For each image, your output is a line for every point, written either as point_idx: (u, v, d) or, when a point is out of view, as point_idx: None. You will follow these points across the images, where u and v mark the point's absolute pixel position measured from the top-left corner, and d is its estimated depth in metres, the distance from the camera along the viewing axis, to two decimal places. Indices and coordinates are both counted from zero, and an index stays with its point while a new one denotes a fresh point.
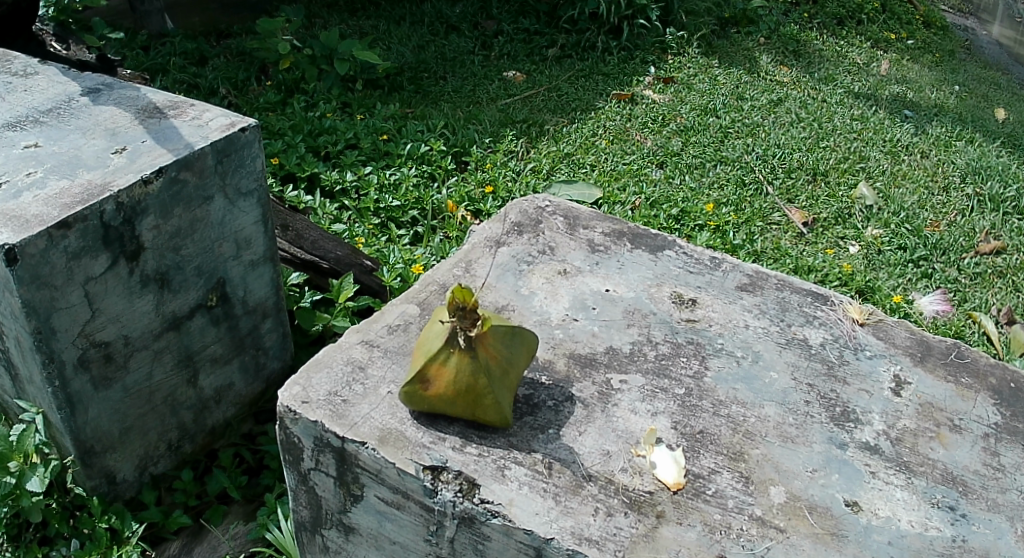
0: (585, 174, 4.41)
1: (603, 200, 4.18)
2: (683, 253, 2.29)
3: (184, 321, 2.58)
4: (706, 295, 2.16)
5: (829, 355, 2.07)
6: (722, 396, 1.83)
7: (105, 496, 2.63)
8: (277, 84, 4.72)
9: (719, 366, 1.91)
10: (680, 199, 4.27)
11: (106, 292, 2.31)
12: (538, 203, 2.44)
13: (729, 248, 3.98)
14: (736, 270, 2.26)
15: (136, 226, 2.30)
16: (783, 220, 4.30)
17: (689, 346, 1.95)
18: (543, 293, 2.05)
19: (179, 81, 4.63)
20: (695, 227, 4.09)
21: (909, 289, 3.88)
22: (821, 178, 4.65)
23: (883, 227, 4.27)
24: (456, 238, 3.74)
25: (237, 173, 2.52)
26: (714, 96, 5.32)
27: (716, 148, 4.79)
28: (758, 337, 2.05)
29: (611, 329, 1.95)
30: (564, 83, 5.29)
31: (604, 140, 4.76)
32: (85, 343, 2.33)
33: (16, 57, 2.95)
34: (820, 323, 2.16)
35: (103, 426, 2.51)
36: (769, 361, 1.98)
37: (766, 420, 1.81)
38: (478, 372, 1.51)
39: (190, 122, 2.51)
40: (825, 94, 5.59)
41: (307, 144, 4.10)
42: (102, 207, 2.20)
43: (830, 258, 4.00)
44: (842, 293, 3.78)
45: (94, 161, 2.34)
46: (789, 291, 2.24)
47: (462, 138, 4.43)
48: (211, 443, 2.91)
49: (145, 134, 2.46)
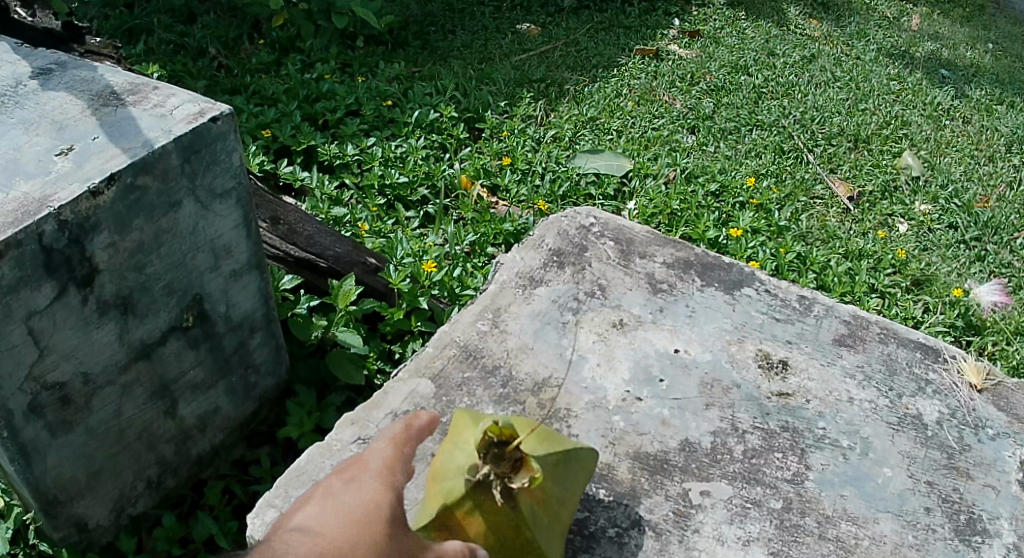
0: (611, 141, 3.88)
1: (633, 171, 3.66)
2: (765, 291, 1.89)
3: (156, 348, 2.03)
4: (798, 353, 1.75)
5: (948, 438, 1.68)
6: (829, 510, 1.44)
7: (75, 546, 2.08)
8: (271, 43, 4.25)
9: (822, 464, 1.52)
10: (718, 170, 3.74)
11: (56, 326, 1.77)
12: (581, 219, 2.04)
13: (775, 231, 3.39)
14: (830, 316, 1.87)
15: (87, 246, 1.75)
16: (827, 192, 3.78)
17: (784, 435, 1.55)
18: (595, 358, 1.65)
19: (166, 41, 4.16)
20: (736, 204, 3.54)
21: (964, 276, 3.39)
22: (863, 145, 4.13)
23: (931, 202, 3.78)
24: (471, 220, 3.22)
25: (210, 172, 1.94)
26: (744, 51, 4.79)
27: (751, 110, 4.26)
28: (865, 416, 1.65)
29: (684, 413, 1.55)
30: (582, 37, 4.81)
31: (629, 101, 4.24)
32: (36, 386, 1.78)
33: None
34: (934, 391, 1.77)
35: (67, 473, 1.95)
36: (881, 452, 1.59)
37: (882, 542, 1.43)
38: (523, 524, 1.19)
39: (152, 109, 1.91)
40: (860, 52, 5.08)
41: (303, 111, 3.62)
42: (41, 228, 1.65)
43: (882, 242, 3.47)
44: (897, 280, 3.26)
45: (35, 167, 1.76)
46: (895, 343, 1.85)
47: (475, 101, 3.94)
48: (198, 474, 2.32)
49: (97, 127, 1.86)
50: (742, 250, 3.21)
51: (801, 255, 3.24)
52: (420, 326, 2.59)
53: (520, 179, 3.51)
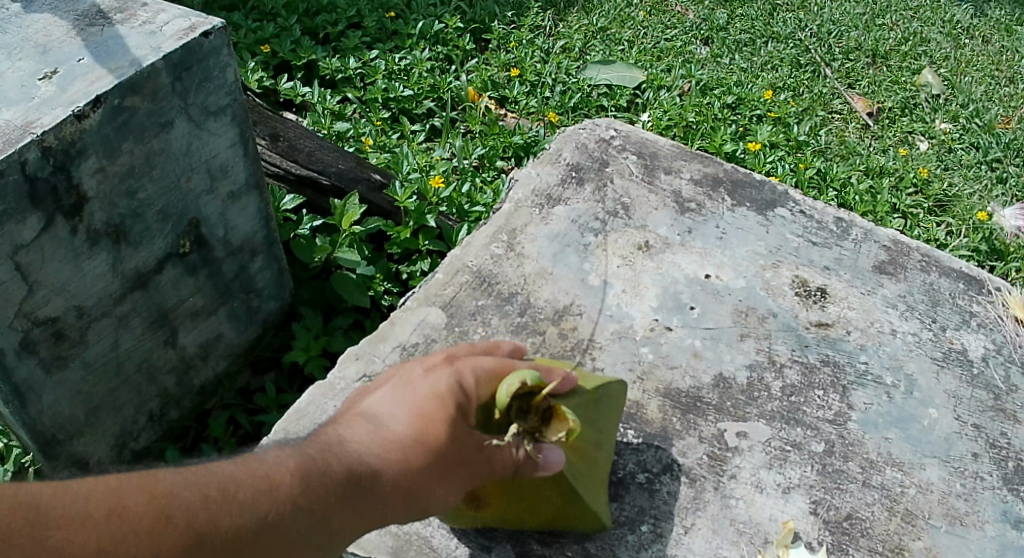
0: (623, 52, 3.61)
1: (647, 83, 3.43)
2: (800, 212, 1.74)
3: (152, 278, 1.85)
4: (838, 281, 1.62)
5: (994, 377, 1.57)
6: (873, 455, 1.33)
7: None
8: None
9: (865, 403, 1.40)
10: (734, 82, 3.48)
11: (44, 260, 1.60)
12: (602, 132, 1.87)
13: (793, 145, 3.23)
14: (869, 240, 1.73)
15: (73, 172, 1.57)
16: (846, 108, 3.52)
17: (824, 371, 1.42)
18: (620, 283, 1.51)
19: None
20: (754, 117, 3.33)
21: (985, 198, 3.12)
22: (881, 61, 3.77)
23: (951, 121, 3.45)
24: (479, 133, 3.02)
25: (203, 89, 1.76)
26: None
27: (766, 22, 3.92)
28: (910, 351, 1.53)
29: (718, 344, 1.42)
30: None
31: (641, 10, 3.92)
32: (25, 324, 1.62)
33: None
34: (978, 325, 1.66)
35: (65, 411, 1.79)
36: (926, 391, 1.46)
37: (928, 491, 1.32)
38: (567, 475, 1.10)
39: (139, 26, 1.71)
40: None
41: (303, 25, 3.37)
42: (23, 157, 1.48)
43: (904, 159, 3.24)
44: (918, 201, 3.07)
45: (16, 93, 1.58)
46: (937, 273, 1.72)
47: (482, 11, 3.67)
48: (202, 404, 2.15)
49: (82, 48, 1.67)
50: (761, 161, 3.07)
51: (821, 171, 3.06)
52: (427, 245, 2.40)
53: (529, 91, 3.30)
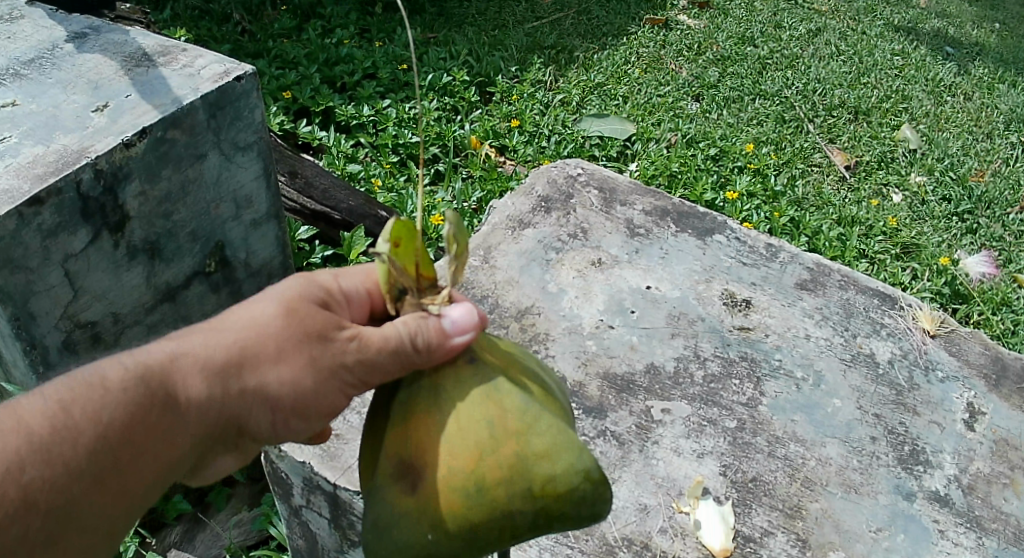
0: (617, 107, 3.87)
1: (636, 135, 3.67)
2: (735, 238, 2.05)
3: (180, 291, 2.12)
4: (762, 294, 1.93)
5: (898, 377, 1.83)
6: (779, 432, 1.61)
7: None
8: (293, 8, 4.18)
9: (775, 391, 1.70)
10: (718, 136, 3.74)
11: (89, 268, 1.86)
12: (570, 170, 2.16)
13: (769, 196, 3.39)
14: (795, 262, 2.04)
15: (119, 194, 1.86)
16: (825, 161, 3.76)
17: (742, 363, 1.74)
18: (574, 291, 1.80)
19: (190, 7, 4.11)
20: (734, 169, 3.53)
21: (953, 246, 3.33)
22: (862, 117, 4.05)
23: (926, 174, 3.70)
24: (479, 177, 3.31)
25: (234, 127, 2.06)
26: (750, 24, 4.74)
27: (755, 80, 4.22)
28: (820, 352, 1.84)
29: (652, 341, 1.72)
30: (594, 5, 4.80)
31: (637, 69, 4.22)
32: (70, 325, 1.87)
33: None
34: (888, 333, 1.94)
35: None
36: (832, 385, 1.76)
37: (827, 464, 1.58)
38: (503, 396, 0.99)
39: (180, 69, 2.04)
40: (867, 26, 4.89)
41: (322, 75, 3.64)
42: (78, 176, 1.76)
43: (875, 210, 3.44)
44: (886, 246, 3.25)
45: (74, 122, 1.89)
46: (854, 290, 2.02)
47: (487, 65, 3.98)
48: None
49: (130, 86, 1.99)
50: (740, 209, 3.24)
51: (794, 219, 3.26)
52: None
53: (528, 141, 3.56)
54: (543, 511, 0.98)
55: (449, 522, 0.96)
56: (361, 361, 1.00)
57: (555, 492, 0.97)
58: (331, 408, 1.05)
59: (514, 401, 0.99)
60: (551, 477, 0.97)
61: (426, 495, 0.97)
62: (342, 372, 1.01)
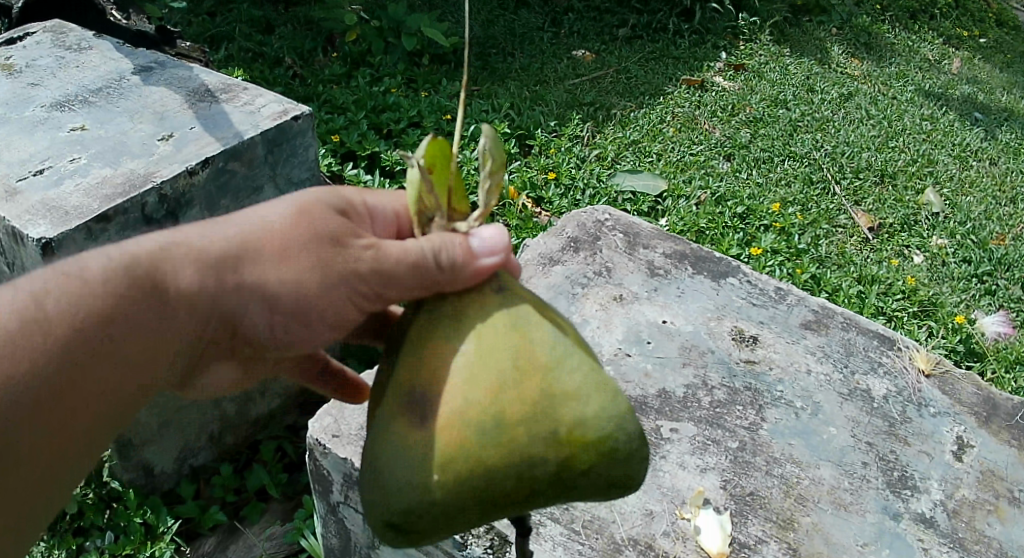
0: (651, 164, 3.92)
1: (667, 192, 3.72)
2: (747, 281, 2.23)
3: None
4: (768, 331, 2.10)
5: (892, 410, 1.98)
6: (777, 453, 1.78)
7: (141, 489, 2.39)
8: (343, 55, 4.40)
9: (776, 418, 1.87)
10: (746, 195, 3.79)
11: None
12: (599, 215, 2.35)
13: (793, 254, 3.46)
14: (802, 304, 2.20)
15: (180, 218, 2.07)
16: (850, 223, 3.80)
17: (746, 392, 1.91)
18: (596, 321, 2.01)
19: (245, 49, 4.36)
20: (760, 228, 3.60)
21: (970, 306, 3.43)
22: (888, 180, 4.12)
23: (948, 237, 3.78)
24: (516, 225, 3.40)
25: (289, 163, 2.28)
26: (784, 86, 4.71)
27: (785, 141, 4.26)
28: (819, 385, 1.99)
29: (664, 368, 1.92)
30: (633, 64, 4.74)
31: (671, 128, 4.24)
32: None
33: (73, 29, 2.77)
34: (884, 371, 2.08)
35: (140, 419, 2.29)
36: (829, 414, 1.92)
37: (820, 483, 1.73)
38: (528, 330, 1.08)
39: (241, 107, 2.29)
40: (898, 91, 4.96)
41: (369, 120, 3.83)
42: (144, 199, 1.98)
43: (894, 269, 3.51)
44: (905, 305, 3.29)
45: (139, 149, 2.13)
46: (855, 331, 2.17)
47: (528, 120, 4.03)
48: (254, 435, 2.62)
49: (194, 119, 2.24)
50: (764, 265, 3.32)
51: (815, 276, 3.31)
52: None
53: (565, 193, 3.63)
54: (564, 457, 1.05)
55: (464, 450, 1.02)
56: (374, 264, 1.12)
57: (577, 432, 1.06)
58: (334, 313, 1.16)
59: (543, 340, 1.08)
60: (580, 422, 1.06)
61: (444, 419, 1.03)
62: (347, 273, 1.13)
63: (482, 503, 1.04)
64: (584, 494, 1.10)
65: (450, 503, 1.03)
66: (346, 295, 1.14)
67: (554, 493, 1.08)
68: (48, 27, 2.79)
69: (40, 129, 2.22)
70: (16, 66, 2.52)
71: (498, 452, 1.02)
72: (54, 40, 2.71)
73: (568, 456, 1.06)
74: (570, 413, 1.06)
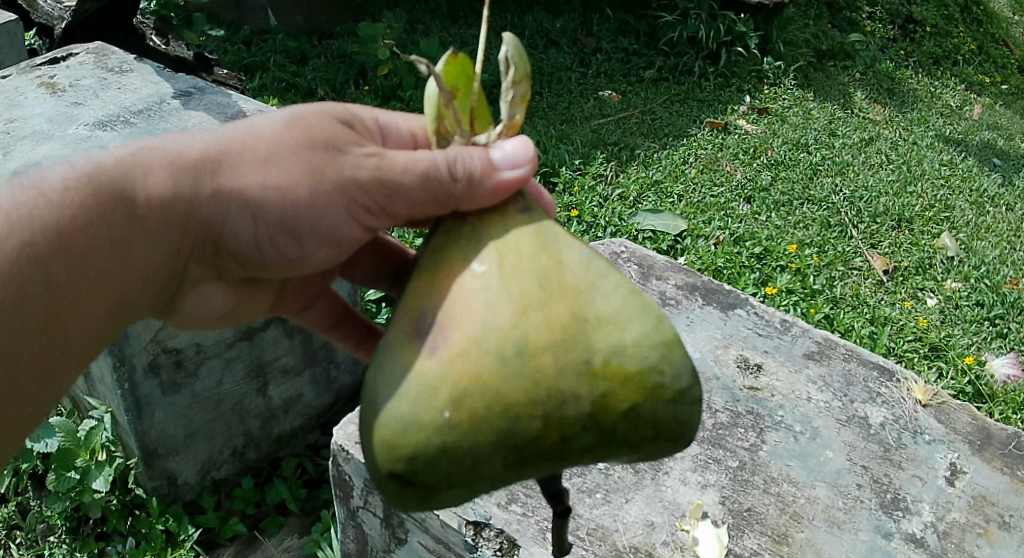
0: (672, 204, 3.96)
1: (688, 232, 3.77)
2: (754, 313, 2.36)
3: (258, 331, 2.48)
4: (772, 360, 2.22)
5: (888, 437, 2.07)
6: (775, 473, 1.88)
7: (164, 497, 2.51)
8: (374, 91, 4.46)
9: (775, 441, 1.97)
10: (764, 236, 3.80)
11: None
12: (616, 248, 2.50)
13: (808, 294, 3.50)
14: (805, 336, 2.32)
15: None
16: (865, 265, 3.78)
17: (747, 416, 2.03)
18: None
19: (279, 79, 4.53)
20: (777, 268, 3.63)
21: (982, 348, 3.42)
22: (904, 225, 4.08)
23: (963, 280, 3.76)
24: None
25: None
26: (806, 130, 4.69)
27: (805, 186, 4.23)
28: (819, 411, 2.09)
29: None
30: (660, 107, 4.76)
31: (694, 169, 4.26)
32: (156, 348, 2.31)
33: (115, 53, 3.21)
34: (882, 400, 2.17)
35: (168, 429, 2.44)
36: (826, 438, 2.01)
37: (815, 502, 1.83)
38: (556, 263, 1.10)
39: None
40: (918, 136, 4.87)
41: None
42: None
43: (907, 311, 3.53)
44: (916, 347, 3.34)
45: None
46: (856, 362, 2.27)
47: (553, 157, 4.09)
48: (276, 452, 2.74)
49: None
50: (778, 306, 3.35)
51: (829, 316, 3.37)
52: None
53: (587, 231, 3.71)
54: (601, 392, 1.05)
55: (483, 375, 1.03)
56: (372, 173, 1.25)
57: (610, 366, 1.06)
58: (325, 221, 1.30)
59: (570, 271, 1.10)
60: (613, 354, 1.06)
61: (463, 344, 1.05)
62: (326, 184, 1.26)
63: (502, 441, 1.03)
64: (624, 443, 1.08)
65: (473, 441, 1.03)
66: (327, 203, 1.27)
67: (594, 439, 1.06)
68: (91, 50, 3.24)
69: (84, 146, 2.50)
70: (61, 85, 2.92)
71: (525, 382, 1.03)
72: (96, 62, 3.14)
73: (604, 389, 1.05)
74: (604, 345, 1.06)
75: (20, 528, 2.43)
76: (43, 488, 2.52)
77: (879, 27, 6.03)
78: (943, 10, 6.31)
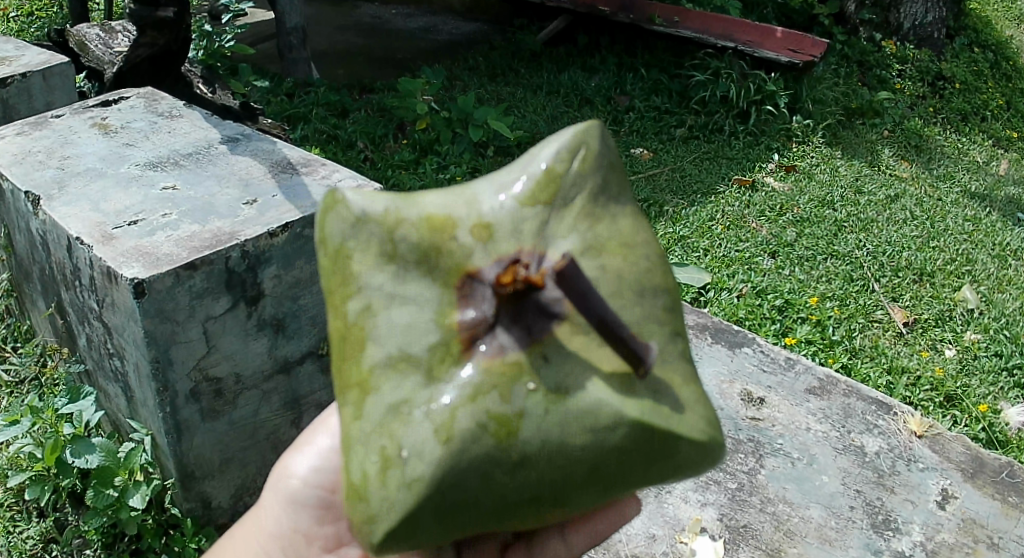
0: (698, 258, 4.08)
1: (711, 284, 3.88)
2: (760, 351, 2.92)
3: (296, 365, 2.76)
4: (775, 395, 2.76)
5: (882, 464, 2.53)
6: (771, 494, 2.45)
7: (199, 519, 2.70)
8: (413, 143, 4.78)
9: (774, 465, 2.54)
10: (787, 289, 3.86)
11: (224, 330, 2.53)
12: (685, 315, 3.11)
13: (826, 344, 3.60)
14: (808, 373, 2.83)
15: (260, 273, 2.55)
16: (885, 317, 3.78)
17: (749, 443, 2.60)
18: (717, 389, 2.77)
19: (320, 130, 4.79)
20: (797, 319, 3.71)
21: (998, 398, 3.39)
22: (926, 279, 4.06)
23: (981, 331, 3.72)
24: None
25: None
26: (833, 187, 4.76)
27: (829, 240, 4.28)
28: (817, 441, 2.61)
29: None
30: (689, 164, 4.92)
31: (720, 225, 4.37)
32: (199, 376, 2.53)
33: (165, 98, 3.48)
34: (879, 431, 2.63)
35: (205, 454, 2.64)
36: (822, 464, 2.54)
37: (808, 520, 2.38)
38: None
39: (320, 180, 2.80)
40: (942, 193, 4.86)
41: None
42: (228, 253, 2.45)
43: (924, 360, 3.53)
44: (930, 399, 3.34)
45: (227, 210, 2.64)
46: (856, 397, 2.74)
47: None
48: None
49: (276, 189, 2.75)
50: None
51: (846, 366, 3.48)
52: None
53: None
54: None
55: None
56: None
57: None
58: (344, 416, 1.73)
59: None
60: None
61: None
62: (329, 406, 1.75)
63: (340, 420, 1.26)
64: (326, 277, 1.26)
65: None
66: None
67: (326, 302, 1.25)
68: (141, 94, 3.52)
69: (135, 185, 2.80)
70: (113, 126, 3.21)
71: None
72: (147, 105, 3.41)
73: None
74: None
75: (57, 541, 2.59)
76: (81, 505, 2.66)
77: (910, 84, 6.09)
78: (973, 65, 6.44)
